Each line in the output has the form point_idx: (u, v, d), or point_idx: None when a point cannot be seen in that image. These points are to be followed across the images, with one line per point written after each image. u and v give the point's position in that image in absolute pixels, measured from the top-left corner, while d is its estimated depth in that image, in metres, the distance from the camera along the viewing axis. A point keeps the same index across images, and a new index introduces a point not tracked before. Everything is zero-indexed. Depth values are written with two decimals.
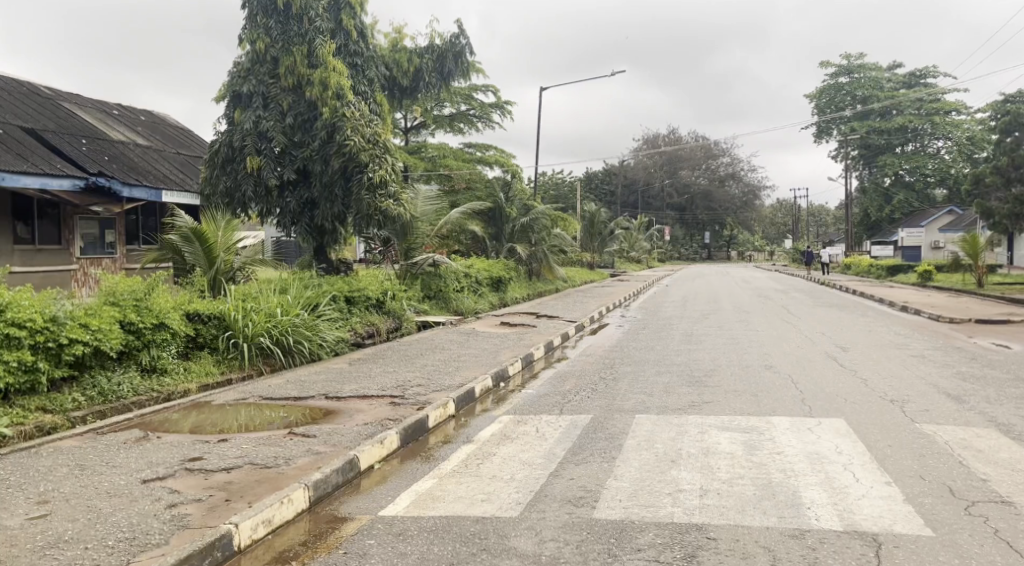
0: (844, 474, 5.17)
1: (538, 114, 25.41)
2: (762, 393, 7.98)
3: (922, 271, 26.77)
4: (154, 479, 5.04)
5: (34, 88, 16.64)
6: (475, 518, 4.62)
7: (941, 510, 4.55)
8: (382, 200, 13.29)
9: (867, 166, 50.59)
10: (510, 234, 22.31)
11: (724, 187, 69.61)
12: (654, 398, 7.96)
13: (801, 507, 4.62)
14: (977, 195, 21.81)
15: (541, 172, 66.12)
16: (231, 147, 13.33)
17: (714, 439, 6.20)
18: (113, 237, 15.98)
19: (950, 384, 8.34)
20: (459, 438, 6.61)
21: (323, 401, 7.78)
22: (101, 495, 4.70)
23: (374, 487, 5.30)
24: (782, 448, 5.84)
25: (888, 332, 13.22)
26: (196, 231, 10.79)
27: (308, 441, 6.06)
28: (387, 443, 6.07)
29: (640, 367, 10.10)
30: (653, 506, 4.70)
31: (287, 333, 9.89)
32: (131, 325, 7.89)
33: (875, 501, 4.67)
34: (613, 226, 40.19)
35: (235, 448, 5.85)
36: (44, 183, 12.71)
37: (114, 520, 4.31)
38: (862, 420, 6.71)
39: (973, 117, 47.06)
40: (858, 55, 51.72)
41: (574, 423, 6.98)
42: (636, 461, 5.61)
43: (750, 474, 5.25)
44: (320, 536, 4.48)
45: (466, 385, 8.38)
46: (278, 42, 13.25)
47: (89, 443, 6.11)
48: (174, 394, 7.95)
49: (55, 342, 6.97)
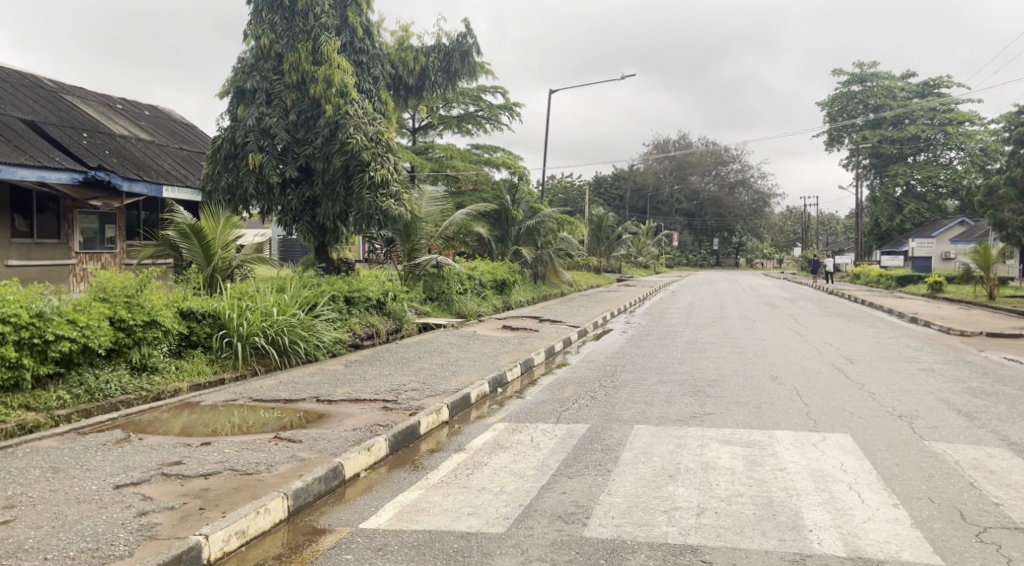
0: (849, 494, 4.94)
1: (547, 116, 25.25)
2: (765, 405, 7.75)
3: (931, 282, 26.42)
4: (127, 485, 4.84)
5: (37, 81, 16.52)
6: (458, 533, 4.40)
7: (951, 536, 4.30)
8: (384, 199, 13.07)
9: (878, 175, 50.14)
10: (516, 237, 22.08)
11: (733, 195, 69.40)
12: (654, 408, 7.73)
13: (803, 530, 4.38)
14: (990, 206, 21.48)
15: (550, 176, 65.87)
16: (233, 144, 13.16)
17: (714, 453, 5.96)
18: (113, 232, 15.85)
19: (961, 400, 8.07)
20: (450, 446, 6.39)
21: (314, 404, 7.58)
22: (69, 501, 4.50)
23: (358, 497, 5.09)
24: (785, 465, 5.60)
25: (898, 344, 12.92)
26: (193, 228, 10.56)
27: (293, 446, 5.85)
28: (374, 450, 5.86)
29: (642, 374, 9.88)
30: (647, 525, 4.47)
31: (283, 333, 9.68)
32: (121, 321, 7.70)
33: (881, 525, 4.43)
34: (621, 230, 39.92)
35: (217, 452, 5.65)
36: (43, 177, 12.55)
37: (78, 529, 4.12)
38: (870, 436, 6.47)
39: (987, 128, 46.54)
40: (871, 64, 51.35)
41: (570, 432, 6.75)
42: (632, 476, 5.37)
43: (751, 492, 5.01)
44: (295, 549, 4.28)
45: (461, 390, 8.16)
46: (283, 38, 13.14)
47: (68, 444, 5.91)
48: (164, 393, 7.77)
49: (40, 338, 6.78)
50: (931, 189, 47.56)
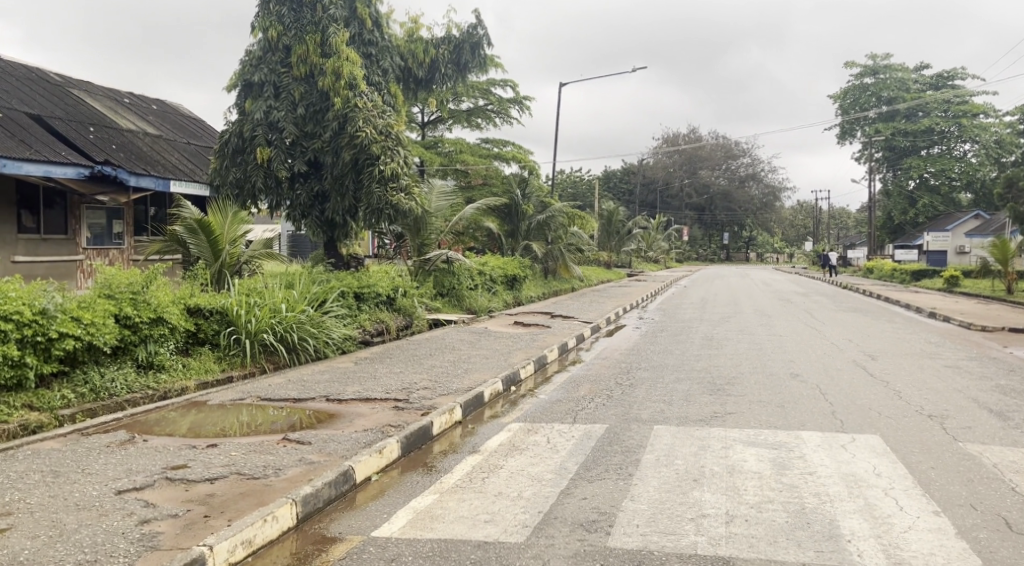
0: (885, 501, 4.69)
1: (557, 110, 24.98)
2: (789, 404, 7.49)
3: (947, 277, 26.12)
4: (130, 490, 4.64)
5: (43, 75, 16.33)
6: (475, 543, 4.18)
7: (1000, 547, 4.05)
8: (393, 193, 12.77)
9: (891, 168, 49.31)
10: (527, 232, 21.89)
11: (744, 188, 68.84)
12: (674, 407, 7.46)
13: (840, 540, 4.15)
14: (1010, 199, 21.08)
15: (559, 172, 65.54)
16: (241, 138, 12.99)
17: (740, 455, 5.73)
18: (121, 228, 15.68)
19: (991, 399, 7.81)
20: (464, 448, 6.17)
21: (323, 403, 7.36)
22: (68, 508, 4.30)
23: (369, 503, 4.87)
24: (815, 468, 5.36)
25: (918, 340, 12.63)
26: (201, 224, 10.35)
27: (301, 449, 5.63)
28: (386, 452, 5.64)
29: (658, 372, 9.62)
30: (674, 534, 4.24)
31: (293, 330, 9.45)
32: (127, 318, 7.50)
33: (923, 535, 4.19)
34: (632, 224, 39.62)
35: (223, 454, 5.44)
36: (49, 171, 12.35)
37: (77, 538, 3.93)
38: (901, 437, 6.21)
39: (1002, 120, 46.06)
40: (884, 56, 50.85)
41: (587, 433, 6.52)
42: (655, 480, 5.14)
43: (781, 498, 4.78)
44: (303, 559, 4.07)
45: (474, 389, 7.93)
46: (291, 30, 12.94)
47: (70, 445, 5.72)
48: (170, 392, 7.57)
49: (43, 336, 6.56)
50: (945, 182, 46.98)
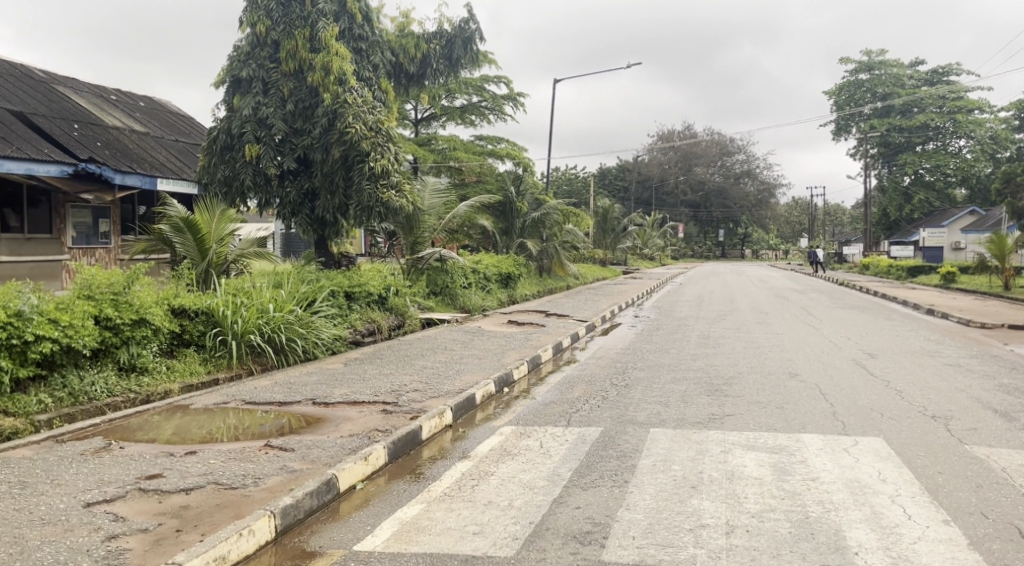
0: (893, 509, 4.49)
1: (551, 107, 24.72)
2: (789, 406, 7.29)
3: (943, 273, 25.98)
4: (100, 503, 4.41)
5: (28, 72, 16.06)
6: (462, 557, 3.97)
7: (1014, 559, 3.85)
8: (384, 190, 12.48)
9: (886, 165, 49.58)
10: (521, 230, 21.67)
11: (740, 185, 68.68)
12: (670, 409, 7.25)
13: (847, 552, 3.95)
14: (1008, 193, 20.82)
15: (555, 170, 65.54)
16: (230, 135, 12.77)
17: (739, 460, 5.51)
18: (108, 227, 15.46)
19: (995, 398, 7.61)
20: (454, 453, 5.95)
21: (310, 406, 7.14)
22: (31, 523, 4.07)
23: (353, 514, 4.65)
24: (818, 474, 5.15)
25: (918, 337, 12.43)
26: (188, 221, 10.13)
27: (283, 457, 5.40)
28: (372, 459, 5.43)
29: (655, 372, 9.41)
30: (672, 547, 4.04)
31: (281, 330, 9.22)
32: (108, 320, 7.26)
33: (935, 547, 3.98)
34: (629, 221, 39.48)
35: (201, 463, 5.21)
36: (31, 169, 12.08)
37: (37, 557, 3.70)
38: (906, 440, 6.01)
39: (997, 117, 45.94)
40: (879, 52, 50.69)
41: (581, 437, 6.30)
42: (652, 487, 4.93)
43: (784, 506, 4.57)
44: None
45: (465, 391, 7.71)
46: (279, 25, 12.73)
47: (42, 453, 5.48)
48: (153, 395, 7.34)
49: (18, 339, 6.33)
50: (941, 177, 47.14)
